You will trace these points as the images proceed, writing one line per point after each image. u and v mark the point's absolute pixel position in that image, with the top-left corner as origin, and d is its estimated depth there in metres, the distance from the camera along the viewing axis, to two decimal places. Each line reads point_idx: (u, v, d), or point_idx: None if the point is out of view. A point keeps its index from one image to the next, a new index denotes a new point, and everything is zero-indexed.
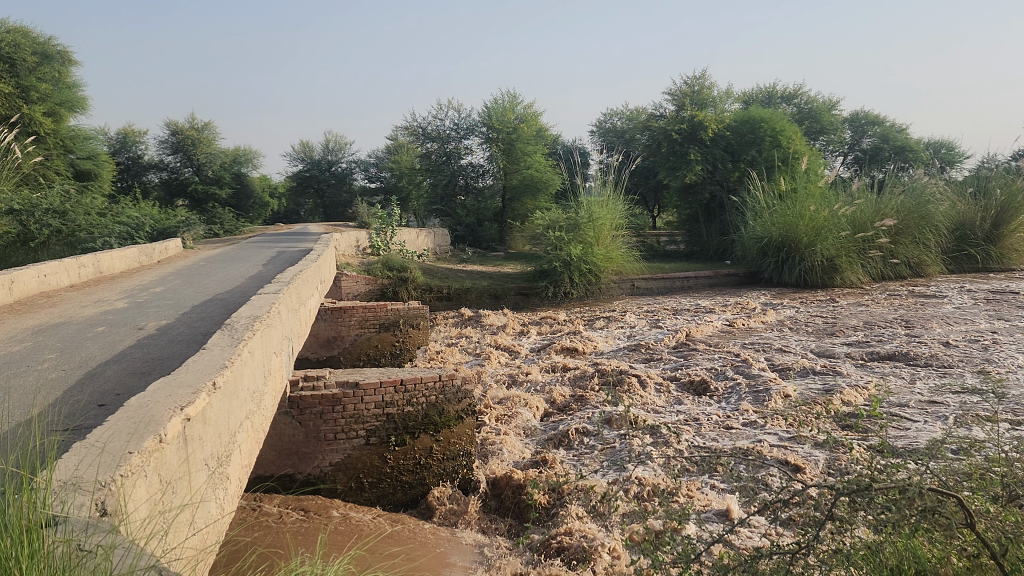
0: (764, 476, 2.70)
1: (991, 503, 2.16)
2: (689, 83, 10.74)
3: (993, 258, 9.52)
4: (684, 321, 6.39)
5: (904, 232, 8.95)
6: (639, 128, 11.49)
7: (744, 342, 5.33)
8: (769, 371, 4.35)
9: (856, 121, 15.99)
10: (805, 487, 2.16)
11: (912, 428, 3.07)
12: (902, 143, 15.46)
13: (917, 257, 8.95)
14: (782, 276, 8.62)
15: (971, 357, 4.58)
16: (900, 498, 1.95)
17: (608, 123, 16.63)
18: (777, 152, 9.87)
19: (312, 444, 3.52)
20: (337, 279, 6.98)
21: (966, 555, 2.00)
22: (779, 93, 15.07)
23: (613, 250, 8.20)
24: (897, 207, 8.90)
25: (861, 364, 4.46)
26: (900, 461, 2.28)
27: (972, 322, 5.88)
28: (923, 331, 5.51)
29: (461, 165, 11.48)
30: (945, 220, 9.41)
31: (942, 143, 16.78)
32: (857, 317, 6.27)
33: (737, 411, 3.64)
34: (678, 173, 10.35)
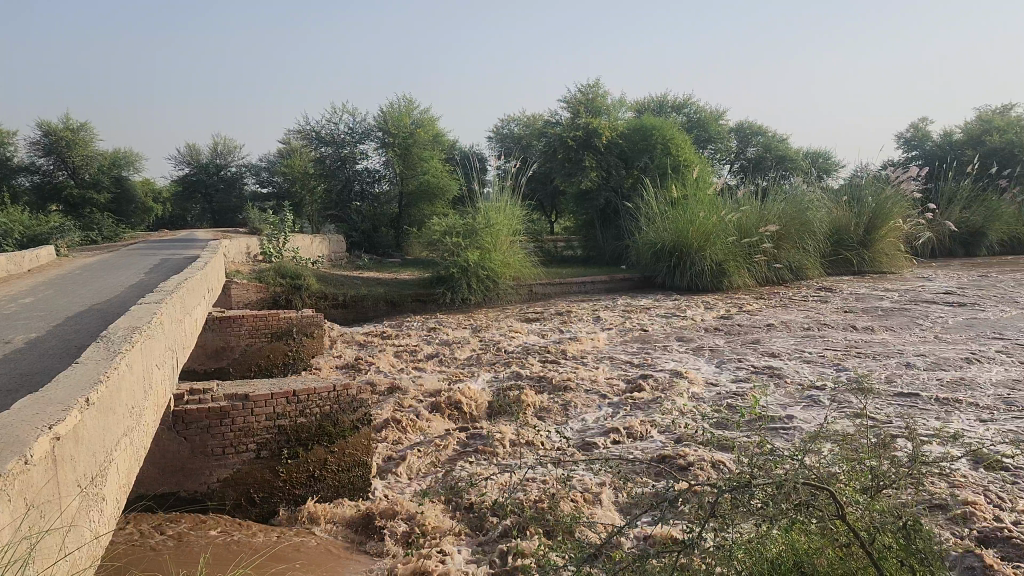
0: (652, 475, 2.76)
1: (860, 494, 2.28)
2: (584, 91, 10.90)
3: (867, 261, 10.08)
4: (579, 325, 6.49)
5: (786, 237, 9.36)
6: (535, 134, 11.55)
7: (637, 346, 5.45)
8: (659, 373, 4.46)
9: (742, 131, 16.64)
10: (689, 487, 2.22)
11: (790, 425, 3.22)
12: (783, 153, 16.20)
13: (798, 262, 9.37)
14: (674, 280, 8.86)
15: (847, 355, 4.83)
16: (777, 493, 2.07)
17: (505, 129, 16.74)
18: (669, 160, 10.19)
19: (199, 460, 3.39)
20: (226, 287, 6.76)
21: (838, 545, 2.09)
22: (670, 103, 15.52)
23: (510, 256, 8.26)
24: (779, 214, 9.33)
25: (747, 364, 4.64)
26: (778, 457, 2.37)
27: (848, 322, 6.21)
28: (804, 332, 5.78)
29: (356, 170, 11.31)
30: (823, 226, 9.92)
31: (819, 153, 17.70)
32: (744, 319, 6.51)
33: (629, 412, 3.72)
34: (573, 180, 10.47)
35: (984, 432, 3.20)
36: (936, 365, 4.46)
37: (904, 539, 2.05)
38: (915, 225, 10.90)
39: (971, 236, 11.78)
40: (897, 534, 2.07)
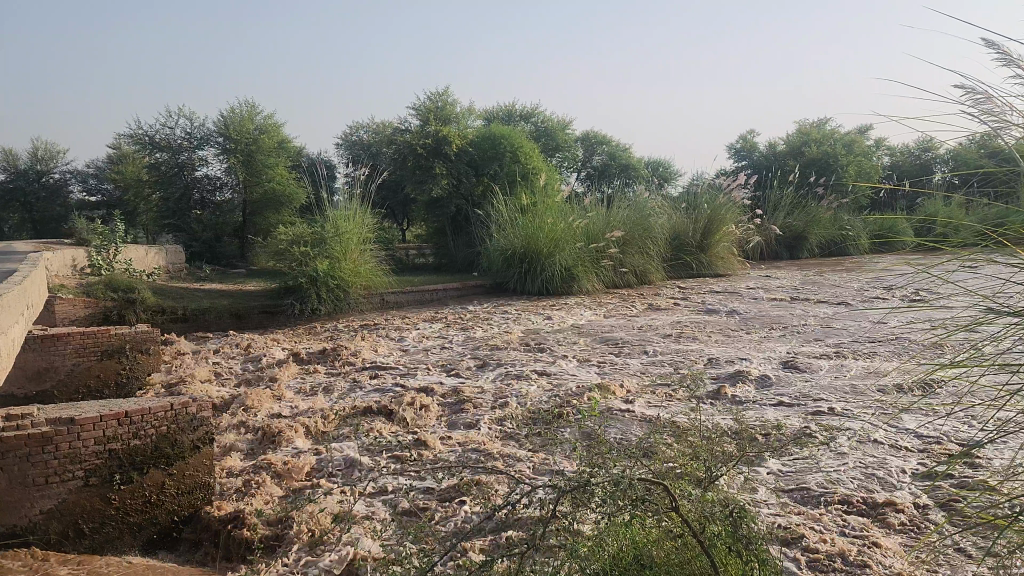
0: (499, 481, 2.79)
1: (694, 487, 2.40)
2: (433, 99, 10.92)
3: (705, 264, 10.64)
4: (431, 332, 6.48)
5: (630, 243, 9.75)
6: (385, 141, 11.44)
7: (487, 351, 5.51)
8: (508, 378, 4.53)
9: (587, 140, 17.21)
10: (532, 488, 2.25)
11: (633, 423, 3.33)
12: (626, 162, 16.92)
13: (642, 266, 9.77)
14: (525, 286, 8.97)
15: (684, 354, 5.09)
16: (614, 491, 2.14)
17: (354, 136, 16.48)
18: (518, 168, 10.43)
19: (19, 491, 3.13)
20: (49, 303, 6.29)
21: (674, 537, 2.18)
22: (518, 112, 15.82)
23: (360, 264, 8.14)
24: (622, 220, 9.73)
25: (591, 366, 4.79)
26: (617, 456, 2.44)
27: (685, 322, 6.54)
28: (645, 333, 6.04)
29: (195, 177, 10.75)
30: (663, 231, 10.41)
31: (659, 162, 18.63)
32: (590, 322, 6.70)
33: (479, 418, 3.73)
34: (424, 187, 10.42)
35: (805, 422, 3.44)
36: (762, 361, 4.79)
37: (731, 526, 2.18)
38: (745, 230, 11.65)
39: (794, 240, 12.72)
40: (724, 522, 2.19)
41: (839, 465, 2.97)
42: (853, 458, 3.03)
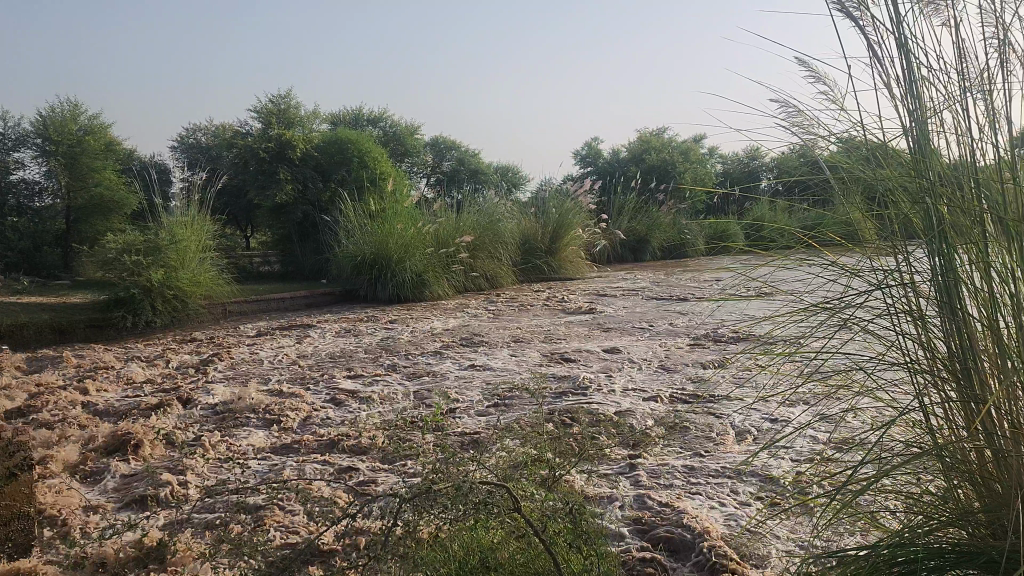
0: (340, 490, 2.74)
1: (536, 487, 2.46)
2: (275, 101, 10.59)
3: (554, 267, 10.89)
4: (274, 341, 6.29)
5: (481, 247, 9.89)
6: (225, 145, 11.00)
7: (332, 359, 5.42)
8: (353, 387, 4.48)
9: (436, 145, 17.27)
10: (373, 498, 2.23)
11: (482, 426, 3.36)
12: (475, 167, 17.11)
13: (492, 271, 9.88)
14: (375, 293, 8.81)
15: (528, 356, 5.21)
16: (457, 496, 2.15)
17: (191, 138, 15.74)
18: (366, 173, 10.32)
19: None
20: None
21: (517, 538, 2.23)
22: (365, 115, 15.66)
23: (199, 273, 7.77)
24: (472, 225, 9.88)
25: (438, 371, 4.81)
26: (461, 460, 2.46)
27: (531, 325, 6.70)
28: (492, 336, 6.13)
29: (10, 182, 9.94)
30: (512, 236, 10.59)
31: (508, 167, 18.98)
32: (439, 327, 6.72)
33: (327, 427, 3.65)
34: (267, 193, 10.00)
35: (640, 416, 3.60)
36: (602, 360, 4.97)
37: (571, 522, 2.24)
38: (591, 233, 12.06)
39: (637, 243, 13.25)
40: (564, 519, 2.25)
41: (676, 456, 3.11)
42: (689, 448, 3.19)
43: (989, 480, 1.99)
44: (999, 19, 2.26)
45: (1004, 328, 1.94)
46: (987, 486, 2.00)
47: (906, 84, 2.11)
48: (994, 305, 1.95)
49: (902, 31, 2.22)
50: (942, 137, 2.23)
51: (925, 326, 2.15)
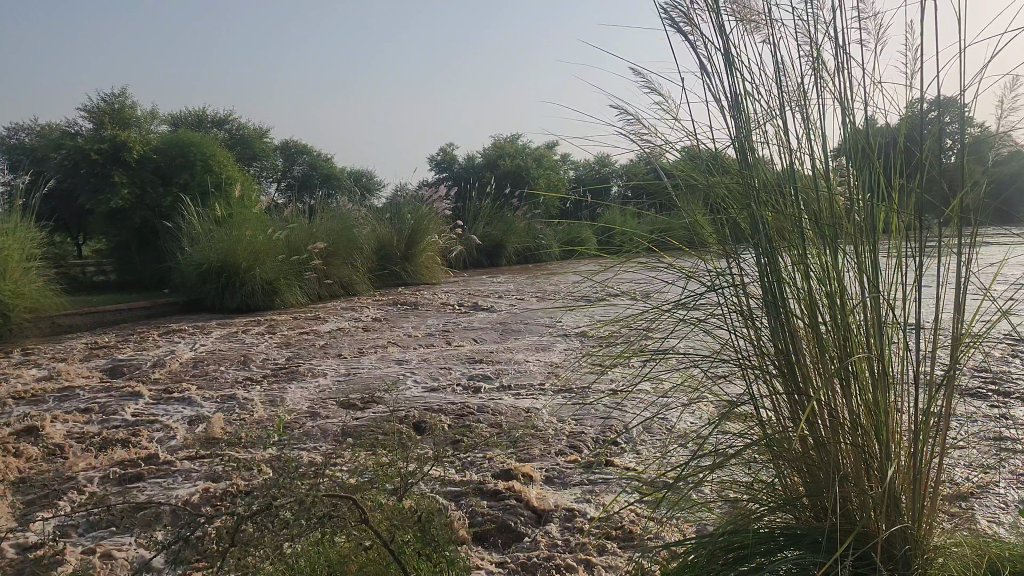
0: (175, 512, 2.58)
1: (385, 497, 2.43)
2: (108, 100, 10.00)
3: (410, 273, 10.82)
4: (108, 355, 5.89)
5: (335, 253, 9.68)
6: (51, 146, 10.26)
7: (172, 372, 5.14)
8: (193, 401, 4.25)
9: (286, 150, 16.87)
10: (210, 517, 2.12)
11: (335, 437, 3.29)
12: (326, 173, 16.81)
13: (347, 277, 9.70)
14: (223, 303, 8.37)
15: (380, 363, 5.15)
16: (300, 509, 2.09)
17: (13, 139, 14.63)
18: (210, 177, 9.89)
19: None
20: None
21: (363, 551, 2.18)
22: (209, 118, 15.10)
23: (22, 284, 7.17)
24: (325, 231, 9.67)
25: (287, 381, 4.66)
26: (307, 473, 2.39)
27: (384, 332, 6.63)
28: (344, 344, 6.01)
29: None
30: (367, 243, 10.47)
31: (362, 173, 18.79)
32: (289, 337, 6.53)
33: (167, 445, 3.45)
34: (101, 197, 9.42)
35: (491, 420, 3.62)
36: (455, 365, 4.98)
37: (420, 531, 2.22)
38: (447, 239, 12.10)
39: (493, 249, 13.41)
40: (414, 528, 2.22)
41: (529, 458, 3.16)
42: (542, 449, 3.25)
43: (809, 466, 2.14)
44: (812, 38, 2.44)
45: (820, 324, 2.10)
46: (809, 472, 2.15)
47: (733, 96, 2.25)
48: (812, 304, 2.10)
49: (727, 47, 2.36)
50: (766, 147, 2.39)
51: (753, 324, 2.28)
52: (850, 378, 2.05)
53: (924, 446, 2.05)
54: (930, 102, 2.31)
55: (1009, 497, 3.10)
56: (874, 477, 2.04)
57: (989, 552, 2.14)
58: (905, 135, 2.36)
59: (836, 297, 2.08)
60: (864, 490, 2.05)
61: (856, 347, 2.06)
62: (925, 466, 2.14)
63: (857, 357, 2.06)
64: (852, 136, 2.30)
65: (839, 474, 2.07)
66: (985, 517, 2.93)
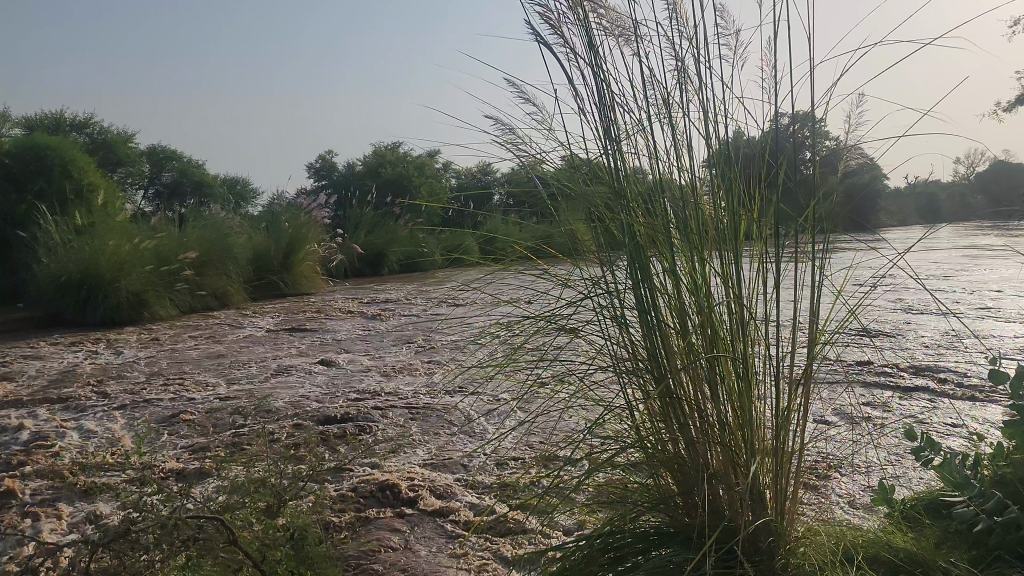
0: (25, 542, 2.41)
1: (258, 515, 2.35)
2: None
3: (288, 283, 10.53)
4: None
5: (208, 263, 9.31)
6: None
7: (26, 392, 4.81)
8: (49, 422, 3.99)
9: (155, 156, 16.15)
10: (62, 546, 1.99)
11: (206, 455, 3.15)
12: (198, 180, 16.20)
13: (221, 287, 9.35)
14: (86, 316, 7.88)
15: (255, 376, 4.98)
16: (162, 533, 1.99)
17: None
18: (70, 184, 9.34)
19: None
20: None
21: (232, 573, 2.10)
22: (69, 121, 14.28)
23: None
24: (197, 240, 9.30)
25: (153, 399, 4.44)
26: (170, 495, 2.27)
27: (261, 344, 6.44)
28: (218, 358, 5.79)
29: None
30: (242, 252, 10.13)
31: (236, 180, 18.22)
32: (158, 351, 6.23)
33: (19, 470, 3.21)
34: None
35: (371, 431, 3.56)
36: (335, 376, 4.88)
37: (293, 548, 2.15)
38: (328, 248, 11.87)
39: (375, 257, 13.25)
40: (286, 546, 2.16)
41: (410, 468, 3.13)
42: (423, 459, 3.22)
43: (680, 466, 2.21)
44: (678, 52, 2.54)
45: (689, 328, 2.18)
46: (680, 472, 2.22)
47: (603, 107, 2.31)
48: (681, 308, 2.18)
49: (596, 60, 2.42)
50: (636, 157, 2.46)
51: (625, 328, 2.34)
52: (716, 379, 2.14)
53: (785, 442, 2.15)
54: (786, 116, 2.44)
55: (863, 486, 3.31)
56: (741, 474, 2.12)
57: (844, 540, 2.27)
58: (764, 147, 2.49)
59: (703, 302, 2.17)
60: (731, 486, 2.13)
61: (723, 349, 2.15)
62: (787, 460, 2.26)
63: (723, 358, 2.15)
64: (715, 146, 2.41)
65: (709, 472, 2.14)
66: (843, 505, 3.12)
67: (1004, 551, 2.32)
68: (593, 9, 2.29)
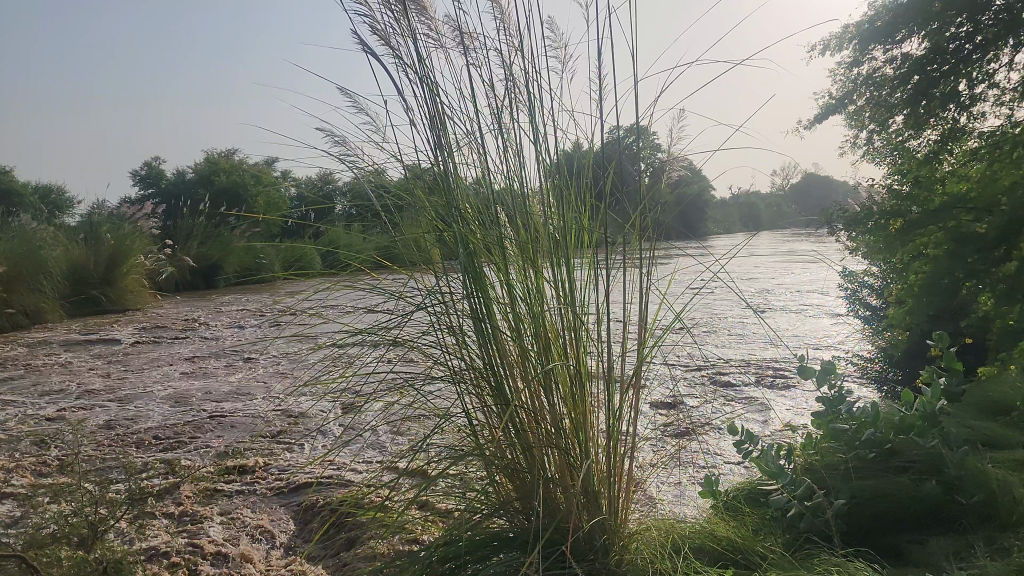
0: None
1: (73, 549, 2.17)
2: None
3: (111, 298, 9.85)
4: None
5: (17, 278, 8.55)
6: None
7: None
8: None
9: None
10: None
11: (7, 487, 2.88)
12: (6, 187, 14.87)
13: (33, 304, 8.61)
14: None
15: (69, 399, 4.61)
16: None
17: None
18: None
19: None
20: None
21: None
22: None
23: None
24: (5, 253, 8.53)
25: None
26: None
27: (79, 363, 5.98)
28: (26, 380, 5.32)
29: None
30: (58, 266, 9.39)
31: (50, 188, 16.89)
32: None
33: None
34: None
35: (200, 453, 3.38)
36: (162, 396, 4.61)
37: None
38: (155, 260, 11.22)
39: (209, 269, 12.66)
40: None
41: (243, 490, 2.99)
42: (257, 480, 3.09)
43: (517, 473, 2.23)
44: (506, 64, 2.59)
45: (523, 335, 2.20)
46: (517, 478, 2.24)
47: (434, 116, 2.31)
48: (515, 316, 2.20)
49: (427, 70, 2.42)
50: (468, 167, 2.47)
51: (461, 338, 2.34)
52: (552, 385, 2.18)
53: (616, 443, 2.23)
54: (612, 130, 2.54)
55: (690, 480, 3.49)
56: (576, 477, 2.17)
57: (673, 534, 2.38)
58: (592, 159, 2.57)
59: (536, 309, 2.20)
60: (566, 489, 2.17)
61: (556, 355, 2.20)
62: (619, 461, 2.33)
63: (557, 364, 2.19)
64: (546, 157, 2.46)
65: (545, 477, 2.17)
66: (671, 501, 3.27)
67: (814, 532, 2.50)
68: (421, 19, 2.29)
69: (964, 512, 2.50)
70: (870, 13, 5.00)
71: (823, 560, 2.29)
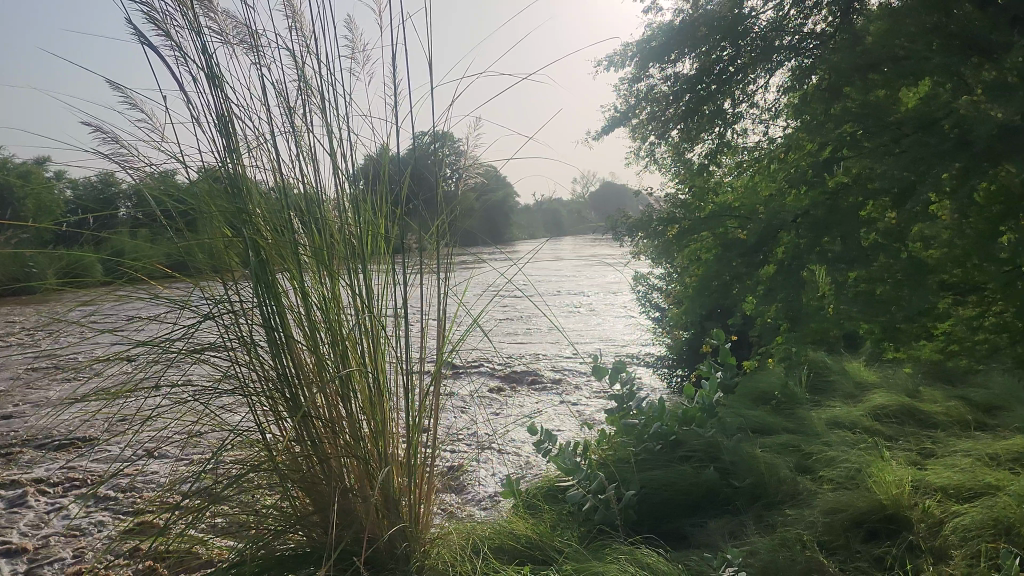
0: None
1: None
2: None
3: None
4: None
5: None
6: None
7: None
8: None
9: None
10: None
11: None
12: None
13: None
14: None
15: None
16: None
17: None
18: None
19: None
20: None
21: None
22: None
23: None
24: None
25: None
26: None
27: None
28: None
29: None
30: None
31: None
32: None
33: None
34: None
35: None
36: None
37: None
38: None
39: None
40: None
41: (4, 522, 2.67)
42: (21, 510, 2.77)
43: (314, 486, 2.14)
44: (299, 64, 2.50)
45: (319, 343, 2.11)
46: (314, 491, 2.15)
47: (220, 116, 2.18)
48: (310, 324, 2.10)
49: (210, 68, 2.28)
50: (258, 171, 2.35)
51: (253, 349, 2.21)
52: (350, 395, 2.12)
53: (416, 450, 2.21)
54: (412, 136, 2.52)
55: (493, 480, 3.55)
56: (374, 485, 2.13)
57: (473, 536, 2.41)
58: (390, 163, 2.53)
59: (332, 316, 2.13)
60: (365, 499, 2.12)
61: (353, 364, 2.14)
62: (420, 468, 2.31)
63: (354, 373, 2.13)
64: (342, 160, 2.39)
65: (342, 487, 2.11)
66: (472, 503, 3.30)
67: (605, 522, 2.60)
68: (204, 13, 2.16)
69: (738, 495, 2.72)
70: (647, 32, 5.04)
71: (614, 549, 2.40)
